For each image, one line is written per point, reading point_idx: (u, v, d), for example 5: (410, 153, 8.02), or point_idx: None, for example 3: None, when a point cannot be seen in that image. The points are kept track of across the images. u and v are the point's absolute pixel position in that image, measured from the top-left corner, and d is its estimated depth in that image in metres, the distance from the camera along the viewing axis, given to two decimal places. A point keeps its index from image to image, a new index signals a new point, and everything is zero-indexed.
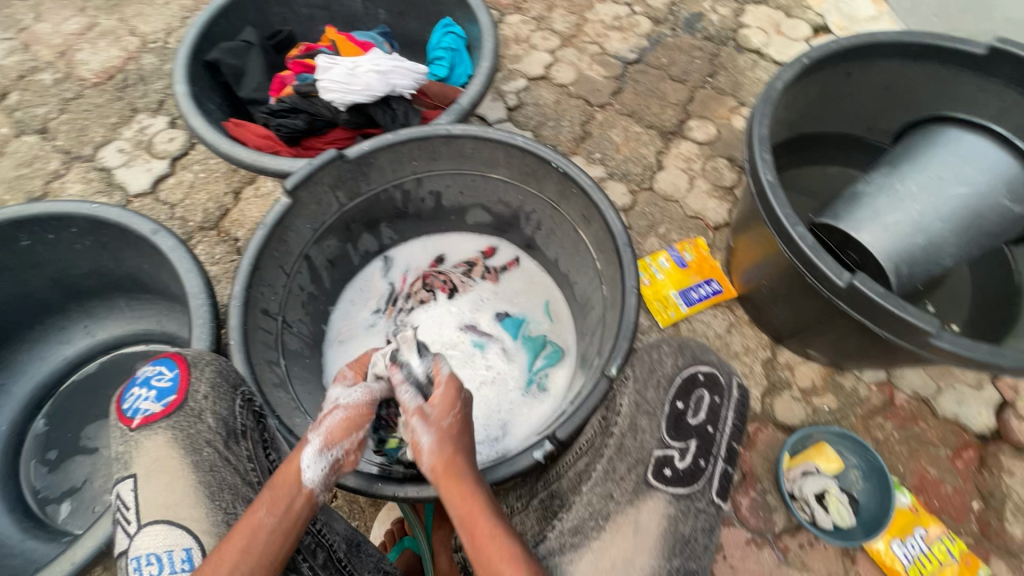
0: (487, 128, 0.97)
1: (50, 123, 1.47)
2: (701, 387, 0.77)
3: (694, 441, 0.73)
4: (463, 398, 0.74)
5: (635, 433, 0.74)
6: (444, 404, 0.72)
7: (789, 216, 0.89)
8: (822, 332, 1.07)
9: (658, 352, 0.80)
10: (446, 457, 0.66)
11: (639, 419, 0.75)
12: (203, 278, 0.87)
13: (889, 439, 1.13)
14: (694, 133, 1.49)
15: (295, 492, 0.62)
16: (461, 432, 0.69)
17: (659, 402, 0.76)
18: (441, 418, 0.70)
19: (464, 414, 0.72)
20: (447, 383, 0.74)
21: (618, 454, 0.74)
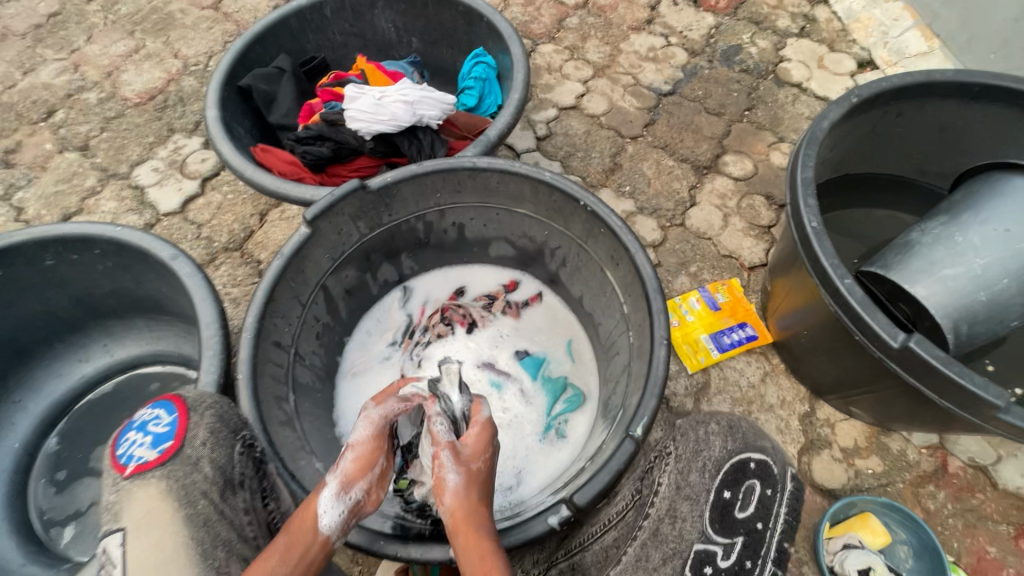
0: (513, 162, 0.94)
1: (91, 140, 1.51)
2: (749, 484, 0.60)
3: (765, 555, 0.61)
4: (495, 443, 0.71)
5: (676, 521, 0.59)
6: (476, 446, 0.69)
7: (836, 266, 0.82)
8: (867, 390, 0.99)
9: (704, 431, 0.66)
10: (469, 503, 0.63)
11: (681, 505, 0.59)
12: (217, 307, 0.85)
13: (941, 511, 1.03)
14: (729, 168, 1.44)
15: (310, 540, 0.60)
16: (487, 480, 0.67)
17: (704, 490, 0.60)
18: (470, 461, 0.67)
19: (492, 460, 0.69)
20: (482, 425, 0.72)
21: (652, 540, 0.59)
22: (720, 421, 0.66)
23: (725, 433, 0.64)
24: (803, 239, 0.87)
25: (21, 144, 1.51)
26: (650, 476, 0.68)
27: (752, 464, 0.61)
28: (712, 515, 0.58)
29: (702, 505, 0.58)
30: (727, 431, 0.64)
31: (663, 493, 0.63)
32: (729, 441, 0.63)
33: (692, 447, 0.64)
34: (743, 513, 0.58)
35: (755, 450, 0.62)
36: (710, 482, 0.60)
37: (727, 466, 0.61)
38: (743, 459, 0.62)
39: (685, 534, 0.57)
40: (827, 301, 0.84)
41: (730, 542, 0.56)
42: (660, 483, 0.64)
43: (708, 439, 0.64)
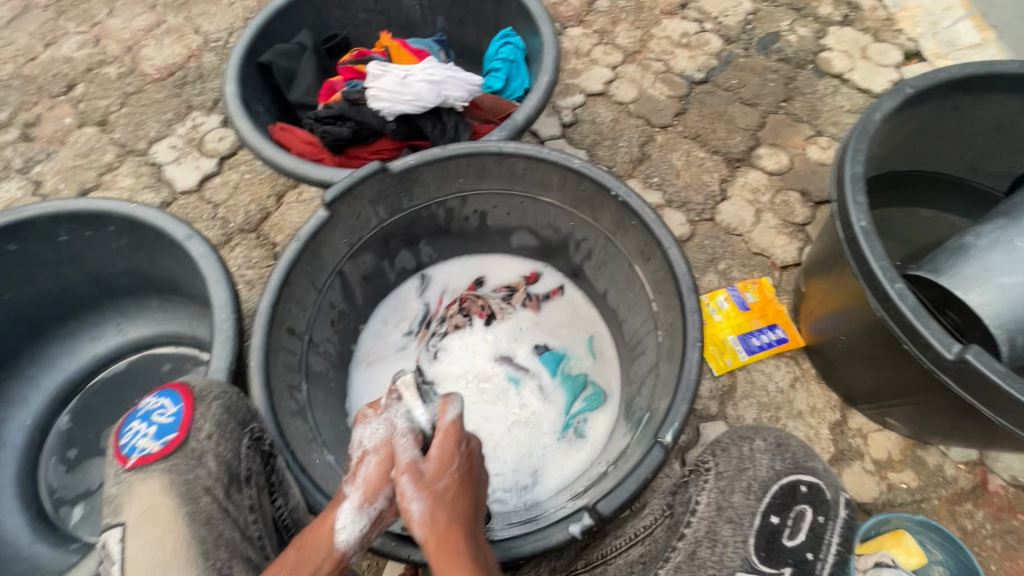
0: (541, 147, 0.89)
1: (110, 115, 1.49)
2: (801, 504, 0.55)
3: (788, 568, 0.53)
4: (464, 453, 0.65)
5: (713, 544, 0.55)
6: (440, 462, 0.63)
7: (886, 269, 0.77)
8: (905, 401, 0.94)
9: (748, 446, 0.60)
10: (438, 529, 0.57)
11: (720, 527, 0.55)
12: (231, 290, 0.82)
13: (978, 531, 0.98)
14: (763, 161, 1.37)
15: (325, 556, 0.59)
16: (459, 495, 0.60)
17: (747, 511, 0.55)
18: (434, 480, 0.61)
19: (462, 471, 0.63)
20: (446, 433, 0.65)
21: (687, 564, 0.54)
22: (767, 438, 0.60)
23: (773, 451, 0.58)
24: (850, 239, 0.81)
25: (41, 118, 1.49)
26: (685, 491, 0.62)
27: (804, 486, 0.56)
28: (757, 542, 0.54)
29: (745, 531, 0.54)
30: (774, 449, 0.59)
31: (701, 513, 0.57)
32: (777, 461, 0.58)
33: (735, 464, 0.59)
34: (792, 540, 0.54)
35: (805, 471, 0.57)
36: (755, 505, 0.55)
37: (774, 488, 0.56)
38: (792, 479, 0.57)
39: (725, 560, 0.53)
40: (875, 307, 0.78)
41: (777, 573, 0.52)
42: (698, 501, 0.58)
43: (753, 457, 0.59)
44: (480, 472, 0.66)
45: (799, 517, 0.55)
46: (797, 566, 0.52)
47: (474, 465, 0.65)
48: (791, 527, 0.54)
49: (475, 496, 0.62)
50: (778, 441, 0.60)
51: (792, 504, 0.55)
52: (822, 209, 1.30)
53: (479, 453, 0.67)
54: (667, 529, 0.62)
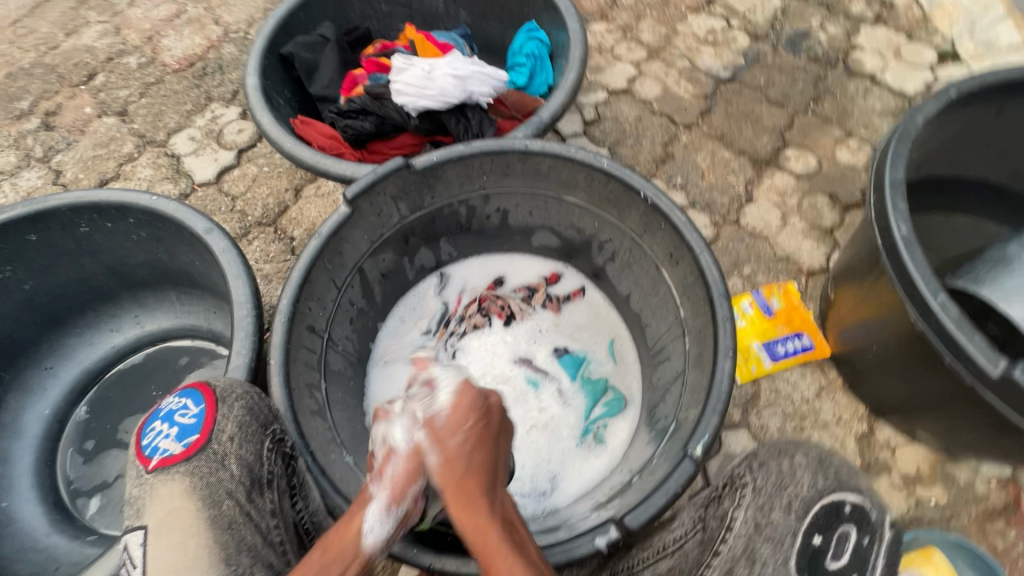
0: (568, 146, 0.88)
1: (130, 106, 1.49)
2: (847, 523, 0.53)
3: None
4: (480, 407, 0.65)
5: (754, 565, 0.52)
6: (455, 418, 0.64)
7: (928, 280, 0.74)
8: (936, 416, 0.91)
9: (788, 461, 0.58)
10: (456, 477, 0.59)
11: (759, 546, 0.53)
12: (251, 286, 0.81)
13: (1010, 550, 0.95)
14: (790, 163, 1.34)
15: (351, 556, 0.57)
16: (477, 447, 0.62)
17: (789, 530, 0.53)
18: (450, 437, 0.62)
19: (481, 428, 0.63)
20: (461, 394, 0.66)
21: None
22: (808, 454, 0.58)
23: (816, 468, 0.56)
24: (890, 247, 0.78)
25: (61, 107, 1.49)
26: (718, 507, 0.61)
27: (849, 506, 0.54)
28: (799, 564, 0.52)
29: (787, 552, 0.52)
30: (817, 466, 0.57)
31: (738, 530, 0.55)
32: (820, 478, 0.56)
33: (775, 480, 0.57)
34: (836, 562, 0.51)
35: (850, 490, 0.55)
36: (796, 524, 0.53)
37: (818, 507, 0.54)
38: (836, 499, 0.55)
39: None
40: (914, 318, 0.76)
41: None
42: (735, 518, 0.56)
43: (794, 473, 0.56)
44: (502, 425, 0.66)
45: (844, 538, 0.52)
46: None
47: (494, 418, 0.65)
48: (836, 549, 0.52)
49: (495, 449, 0.63)
50: (821, 458, 0.58)
51: (836, 525, 0.53)
52: (851, 213, 1.27)
53: (499, 407, 0.67)
54: (699, 544, 0.59)
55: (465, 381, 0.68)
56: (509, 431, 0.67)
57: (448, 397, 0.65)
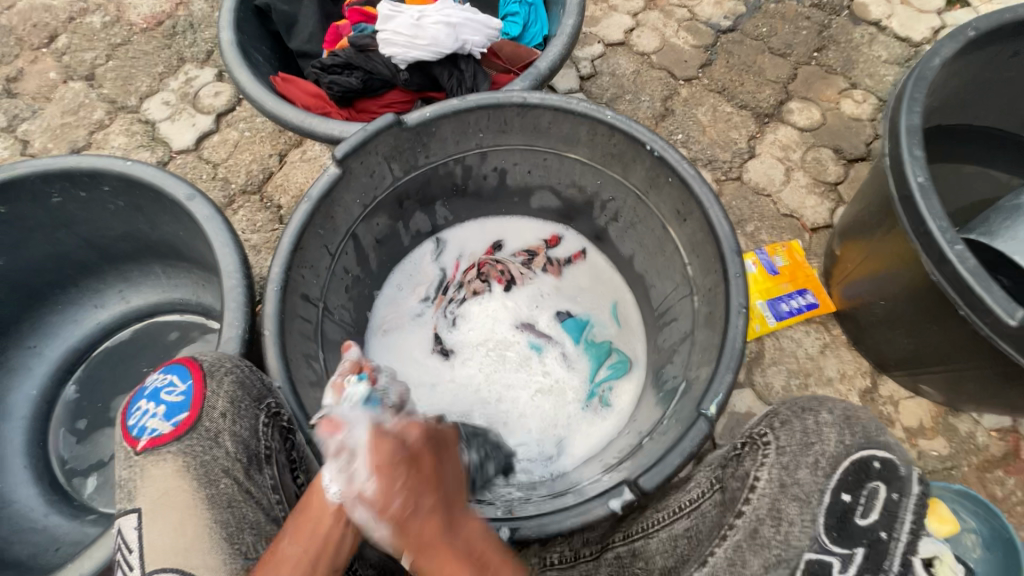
0: (569, 98, 0.83)
1: (97, 69, 1.40)
2: (876, 479, 0.51)
3: (862, 550, 0.48)
4: (405, 453, 0.50)
5: (778, 523, 0.52)
6: (382, 480, 0.49)
7: (946, 230, 0.71)
8: (939, 369, 0.91)
9: (815, 419, 0.57)
10: (410, 538, 0.47)
11: (784, 504, 0.53)
12: (240, 255, 0.77)
13: (1009, 498, 0.96)
14: (793, 117, 1.29)
15: (321, 512, 0.55)
16: (419, 492, 0.48)
17: (815, 488, 0.53)
18: (386, 501, 0.48)
19: (413, 480, 0.49)
20: (375, 444, 0.51)
21: (749, 543, 0.53)
22: (834, 410, 0.58)
23: (842, 425, 0.55)
24: (905, 196, 0.75)
25: (23, 72, 1.40)
26: (738, 465, 0.61)
27: (877, 463, 0.52)
28: (827, 522, 0.50)
29: (814, 509, 0.52)
30: (842, 422, 0.56)
31: (762, 490, 0.55)
32: (847, 435, 0.55)
33: (800, 438, 0.57)
34: (865, 519, 0.49)
35: (878, 447, 0.53)
36: (823, 482, 0.52)
37: (845, 464, 0.53)
38: (865, 456, 0.53)
39: (792, 539, 0.51)
40: (929, 270, 0.74)
41: (849, 553, 0.48)
42: (758, 478, 0.56)
43: (820, 431, 0.56)
44: (440, 450, 0.53)
45: (873, 495, 0.50)
46: (872, 547, 0.48)
47: (424, 461, 0.51)
48: (865, 506, 0.50)
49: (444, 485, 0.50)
50: (847, 413, 0.57)
51: (865, 482, 0.51)
52: (856, 166, 1.23)
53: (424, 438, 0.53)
54: (718, 505, 0.60)
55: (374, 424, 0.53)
56: (447, 453, 0.54)
57: (364, 459, 0.51)
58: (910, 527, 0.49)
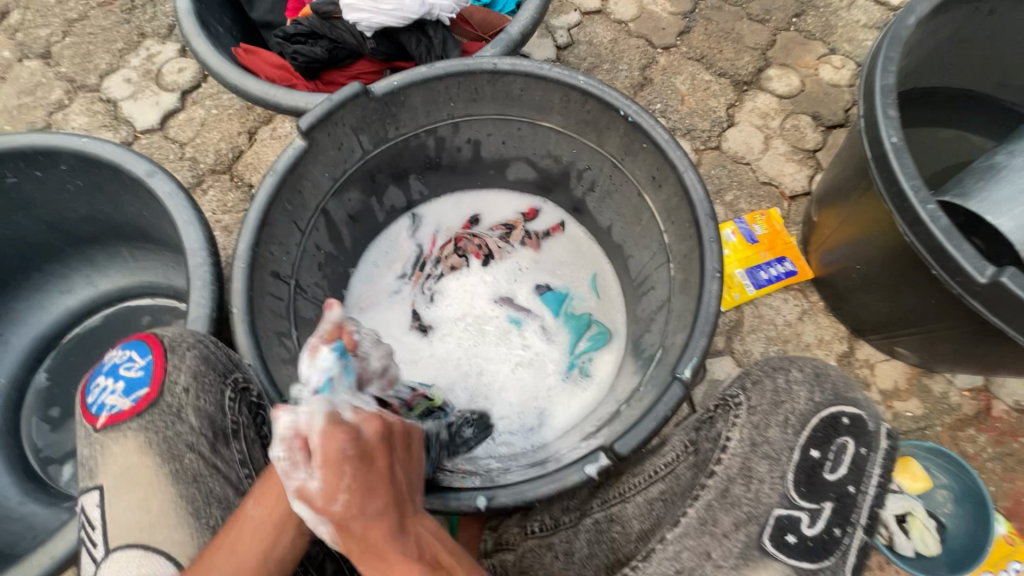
0: (541, 63, 0.80)
1: (53, 46, 1.33)
2: (845, 435, 0.55)
3: (829, 503, 0.53)
4: (353, 450, 0.43)
5: (748, 480, 0.54)
6: (325, 477, 0.42)
7: (919, 190, 0.71)
8: (912, 331, 0.92)
9: (784, 377, 0.59)
10: (352, 536, 0.43)
11: (755, 463, 0.55)
12: (205, 232, 0.74)
13: (980, 455, 0.98)
14: (772, 84, 1.28)
15: (287, 482, 0.52)
16: (365, 497, 0.43)
17: (785, 446, 0.55)
18: (328, 501, 0.43)
19: (357, 484, 0.43)
20: (324, 435, 0.43)
21: (720, 501, 0.54)
22: (804, 368, 0.60)
23: (812, 383, 0.57)
24: (879, 157, 0.75)
25: None
26: (710, 428, 0.61)
27: (847, 419, 0.55)
28: (797, 477, 0.53)
29: (784, 467, 0.54)
30: (813, 380, 0.58)
31: (733, 449, 0.56)
32: (816, 392, 0.57)
33: (771, 398, 0.58)
34: (834, 475, 0.54)
35: (847, 404, 0.57)
36: (793, 439, 0.55)
37: (815, 420, 0.56)
38: (834, 412, 0.56)
39: (763, 496, 0.53)
40: (903, 232, 0.74)
41: (817, 508, 0.52)
42: (730, 437, 0.57)
43: (790, 390, 0.58)
44: (401, 450, 0.47)
45: (842, 450, 0.54)
46: (840, 499, 0.53)
47: (382, 454, 0.45)
48: (834, 462, 0.54)
49: (397, 484, 0.45)
50: (817, 371, 0.59)
51: (834, 438, 0.55)
52: (834, 133, 1.23)
53: (382, 437, 0.46)
54: (691, 467, 0.61)
55: (331, 413, 0.45)
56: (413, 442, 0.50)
57: (309, 451, 0.43)
58: (874, 479, 0.54)
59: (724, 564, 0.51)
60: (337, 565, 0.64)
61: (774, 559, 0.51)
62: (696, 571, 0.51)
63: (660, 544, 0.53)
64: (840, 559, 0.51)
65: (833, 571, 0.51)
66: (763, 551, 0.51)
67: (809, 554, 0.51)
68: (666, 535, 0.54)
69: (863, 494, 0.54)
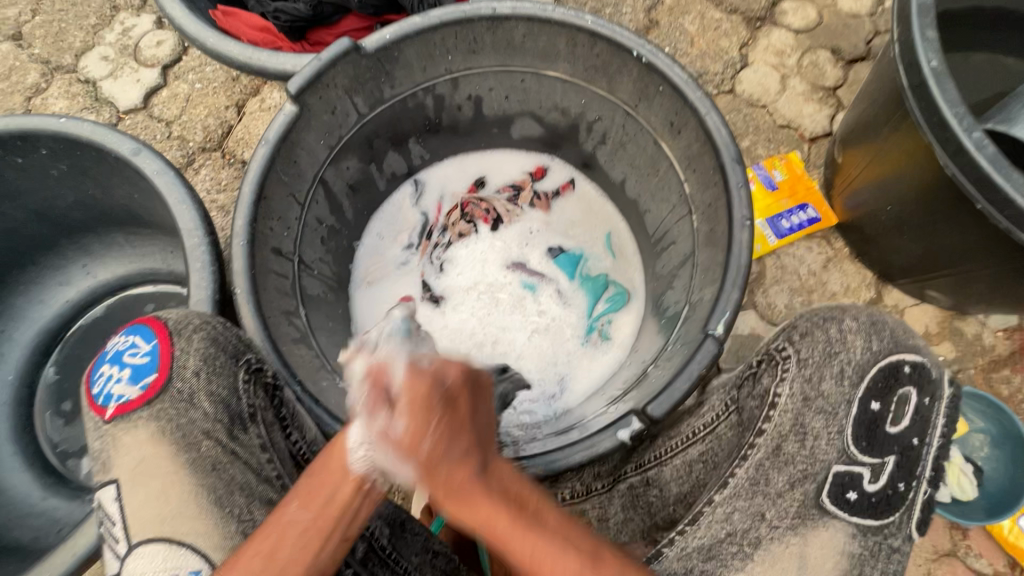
0: (544, 5, 0.74)
1: (23, 26, 1.26)
2: (908, 385, 0.52)
3: (892, 456, 0.51)
4: (440, 394, 0.46)
5: (800, 436, 0.52)
6: (413, 421, 0.45)
7: (963, 117, 0.66)
8: (948, 274, 0.88)
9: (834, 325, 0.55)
10: (437, 483, 0.44)
11: (809, 417, 0.53)
12: (199, 210, 0.70)
13: (1016, 396, 0.95)
14: (788, 18, 1.19)
15: (340, 479, 0.48)
16: (452, 436, 0.45)
17: (840, 398, 0.53)
18: (415, 444, 0.44)
19: (443, 422, 0.45)
20: (413, 374, 0.47)
21: (772, 458, 0.52)
22: (859, 317, 0.56)
23: (869, 332, 0.54)
24: (917, 85, 0.69)
25: None
26: (755, 384, 0.58)
27: (908, 367, 0.53)
28: (857, 432, 0.52)
29: (841, 420, 0.52)
30: (865, 325, 0.55)
31: (784, 406, 0.54)
32: (874, 341, 0.54)
33: (822, 348, 0.55)
34: (896, 427, 0.51)
35: (907, 351, 0.54)
36: (851, 392, 0.53)
37: (874, 370, 0.53)
38: (895, 360, 0.53)
39: (819, 452, 0.52)
40: (943, 163, 0.69)
41: (880, 462, 0.51)
42: (780, 394, 0.55)
43: (845, 340, 0.54)
44: (475, 394, 0.48)
45: (905, 400, 0.52)
46: (903, 453, 0.51)
47: (461, 399, 0.47)
48: (895, 414, 0.52)
49: (479, 429, 0.46)
50: (874, 319, 0.56)
51: (896, 387, 0.52)
52: (856, 68, 1.15)
53: (463, 381, 0.48)
54: (736, 427, 0.58)
55: (412, 363, 0.49)
56: (482, 391, 0.50)
57: (399, 395, 0.47)
58: (938, 429, 0.52)
59: (781, 525, 0.50)
60: (371, 544, 0.62)
61: (835, 518, 0.50)
62: (750, 532, 0.50)
63: (708, 507, 0.52)
64: (905, 516, 0.50)
65: (898, 527, 0.50)
66: (821, 509, 0.50)
67: (872, 511, 0.50)
68: (714, 498, 0.52)
69: (926, 446, 0.51)
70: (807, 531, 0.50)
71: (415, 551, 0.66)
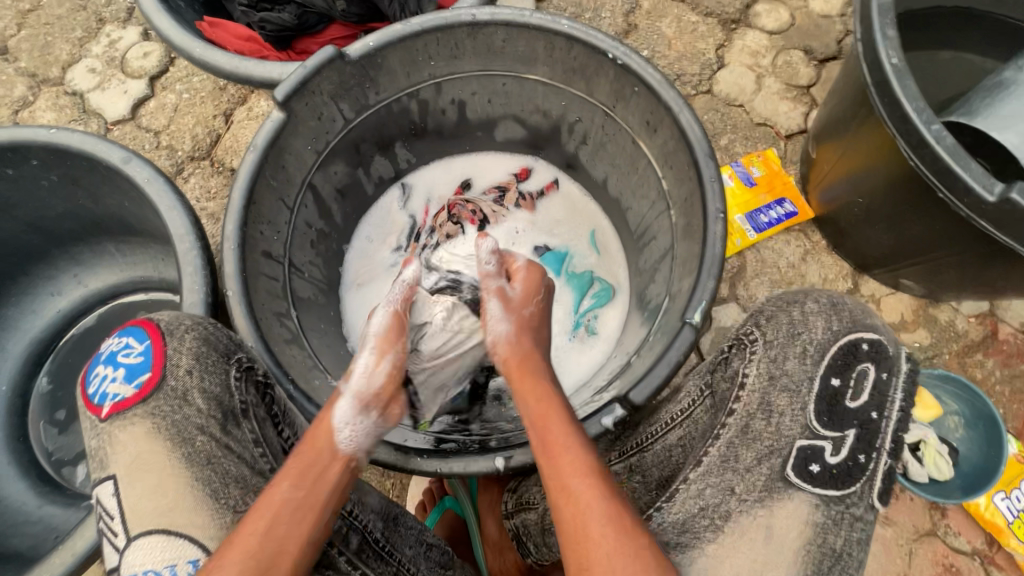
0: (522, 10, 0.76)
1: (9, 40, 1.26)
2: (865, 360, 0.55)
3: (853, 430, 0.53)
4: (544, 289, 0.70)
5: (768, 413, 0.55)
6: (527, 291, 0.68)
7: (922, 111, 0.69)
8: (919, 261, 0.91)
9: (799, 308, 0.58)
10: (521, 348, 0.63)
11: (773, 395, 0.56)
12: (190, 217, 0.72)
13: (988, 379, 0.99)
14: (761, 20, 1.23)
15: (329, 458, 0.54)
16: (542, 320, 0.67)
17: (805, 376, 0.56)
18: (523, 306, 0.67)
19: (543, 303, 0.69)
20: (530, 268, 0.70)
21: (740, 437, 0.55)
22: (820, 300, 0.59)
23: (829, 312, 0.58)
24: (879, 82, 0.72)
25: None
26: (726, 368, 0.62)
27: (866, 344, 0.56)
28: (818, 407, 0.54)
29: (804, 398, 0.55)
30: (831, 310, 0.58)
31: (752, 386, 0.57)
32: (834, 321, 0.57)
33: (786, 330, 0.58)
34: (855, 402, 0.54)
35: (865, 329, 0.57)
36: (812, 369, 0.56)
37: (834, 349, 0.56)
38: (853, 339, 0.56)
39: (786, 426, 0.54)
40: (906, 155, 0.72)
41: (841, 436, 0.53)
42: (747, 374, 0.58)
43: (807, 320, 0.58)
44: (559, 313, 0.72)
45: (863, 376, 0.54)
46: (863, 427, 0.53)
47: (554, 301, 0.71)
48: (854, 389, 0.54)
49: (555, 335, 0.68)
50: (833, 301, 0.59)
51: (855, 364, 0.55)
52: (828, 67, 1.19)
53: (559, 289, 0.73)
54: (710, 411, 0.61)
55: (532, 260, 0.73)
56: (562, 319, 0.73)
57: (521, 279, 0.69)
58: (897, 404, 0.53)
59: (750, 499, 0.52)
60: (364, 537, 0.63)
61: (800, 490, 0.52)
62: (721, 507, 0.52)
63: (684, 484, 0.54)
64: (867, 487, 0.52)
65: (859, 496, 0.52)
66: (785, 480, 0.52)
67: (833, 482, 0.52)
68: (689, 476, 0.55)
69: (886, 420, 0.53)
70: (774, 503, 0.52)
71: (409, 544, 0.67)
